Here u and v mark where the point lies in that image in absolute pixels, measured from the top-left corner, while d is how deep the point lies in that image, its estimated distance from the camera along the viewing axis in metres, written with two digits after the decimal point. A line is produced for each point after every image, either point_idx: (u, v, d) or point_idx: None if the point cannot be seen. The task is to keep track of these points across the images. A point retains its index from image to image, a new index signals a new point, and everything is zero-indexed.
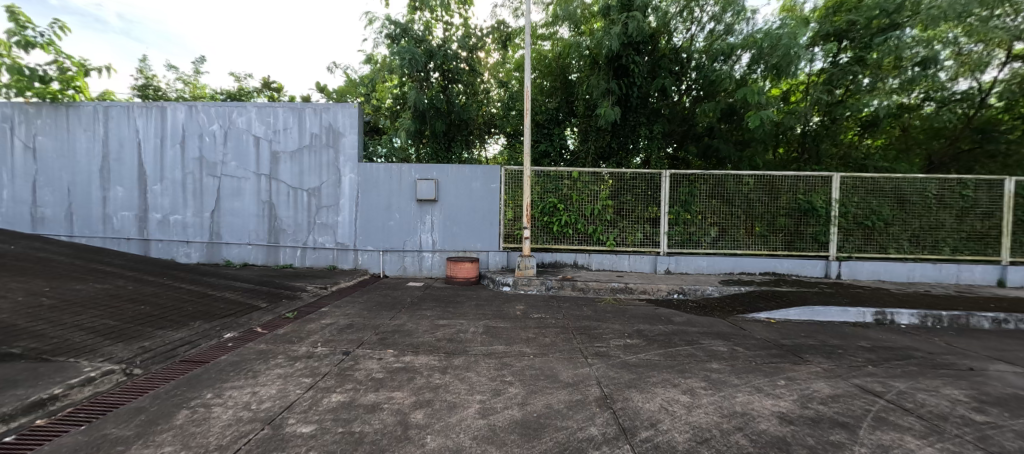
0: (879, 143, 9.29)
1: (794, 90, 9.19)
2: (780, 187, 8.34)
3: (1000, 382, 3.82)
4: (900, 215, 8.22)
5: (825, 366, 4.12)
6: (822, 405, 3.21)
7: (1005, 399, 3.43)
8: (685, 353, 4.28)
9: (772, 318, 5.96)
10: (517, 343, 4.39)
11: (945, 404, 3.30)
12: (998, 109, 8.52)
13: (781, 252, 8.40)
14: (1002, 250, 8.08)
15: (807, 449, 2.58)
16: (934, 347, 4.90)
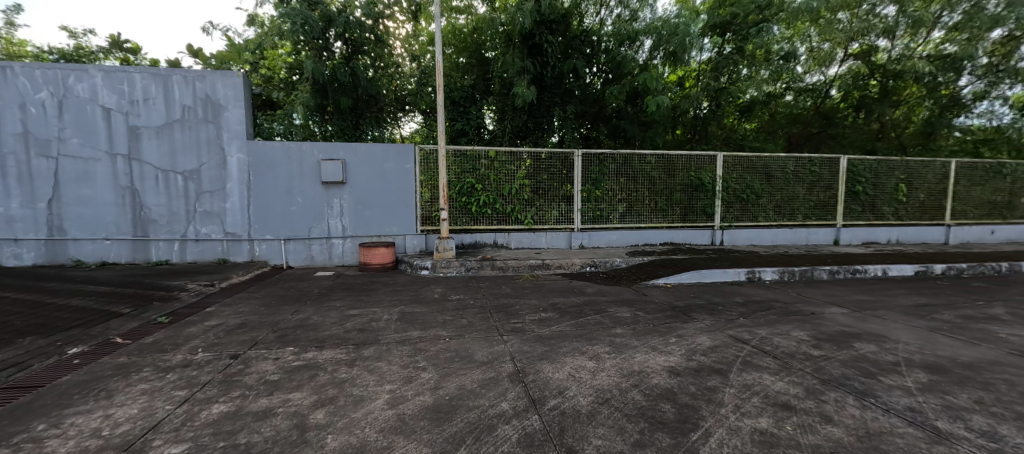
0: (752, 126, 10.65)
1: (688, 76, 10.07)
2: (676, 165, 9.10)
3: (833, 321, 4.65)
4: (768, 189, 9.49)
5: (709, 321, 4.65)
6: (704, 356, 3.60)
7: (837, 336, 4.18)
8: (594, 322, 4.51)
9: (669, 283, 6.59)
10: (433, 326, 4.27)
11: (793, 344, 3.93)
12: (837, 99, 10.27)
13: (678, 225, 9.23)
14: (838, 216, 9.73)
15: (691, 397, 2.88)
16: (789, 297, 5.81)
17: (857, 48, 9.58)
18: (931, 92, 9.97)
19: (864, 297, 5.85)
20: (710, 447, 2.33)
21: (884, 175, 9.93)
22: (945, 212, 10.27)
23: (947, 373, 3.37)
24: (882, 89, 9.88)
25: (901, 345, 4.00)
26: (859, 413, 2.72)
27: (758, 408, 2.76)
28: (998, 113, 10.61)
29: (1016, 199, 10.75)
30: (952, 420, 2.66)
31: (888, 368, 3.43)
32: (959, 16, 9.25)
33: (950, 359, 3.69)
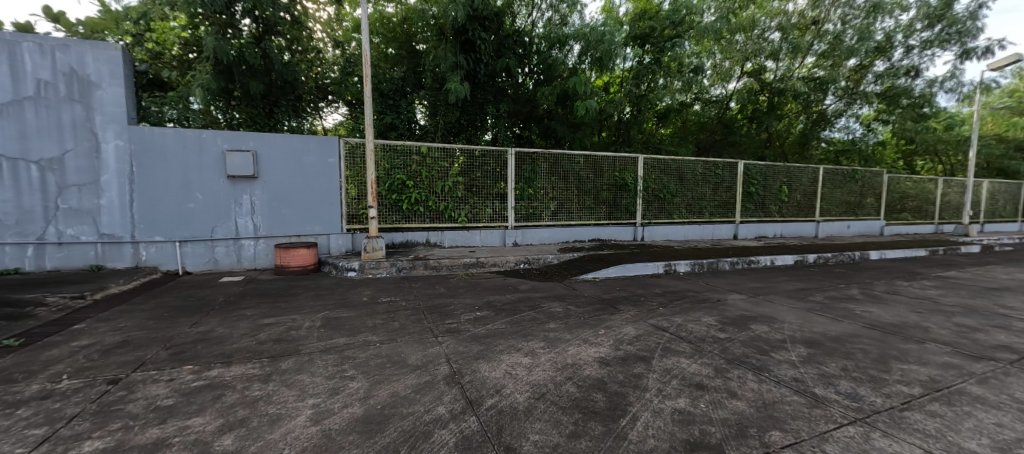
0: (666, 132, 11.59)
1: (613, 82, 10.58)
2: (603, 165, 9.47)
3: (734, 307, 5.18)
4: (681, 189, 10.27)
5: (634, 312, 4.90)
6: (630, 345, 3.77)
7: (739, 320, 4.65)
8: (529, 318, 4.52)
9: (597, 277, 6.83)
10: (362, 332, 3.98)
11: (703, 328, 4.36)
12: (735, 110, 11.65)
13: (604, 222, 9.63)
14: (736, 212, 10.91)
15: (621, 386, 2.98)
16: (699, 286, 6.37)
17: (750, 68, 10.97)
18: (804, 108, 11.68)
19: (757, 283, 6.63)
20: (639, 431, 2.46)
21: (770, 178, 11.31)
22: (816, 210, 12.09)
23: (821, 346, 3.98)
24: (770, 104, 11.28)
25: (787, 324, 4.63)
26: (756, 386, 3.10)
27: (677, 390, 2.97)
28: (855, 131, 12.81)
29: (864, 198, 12.98)
30: (825, 386, 3.16)
31: (777, 345, 3.96)
32: (824, 45, 11.01)
33: (822, 334, 4.35)
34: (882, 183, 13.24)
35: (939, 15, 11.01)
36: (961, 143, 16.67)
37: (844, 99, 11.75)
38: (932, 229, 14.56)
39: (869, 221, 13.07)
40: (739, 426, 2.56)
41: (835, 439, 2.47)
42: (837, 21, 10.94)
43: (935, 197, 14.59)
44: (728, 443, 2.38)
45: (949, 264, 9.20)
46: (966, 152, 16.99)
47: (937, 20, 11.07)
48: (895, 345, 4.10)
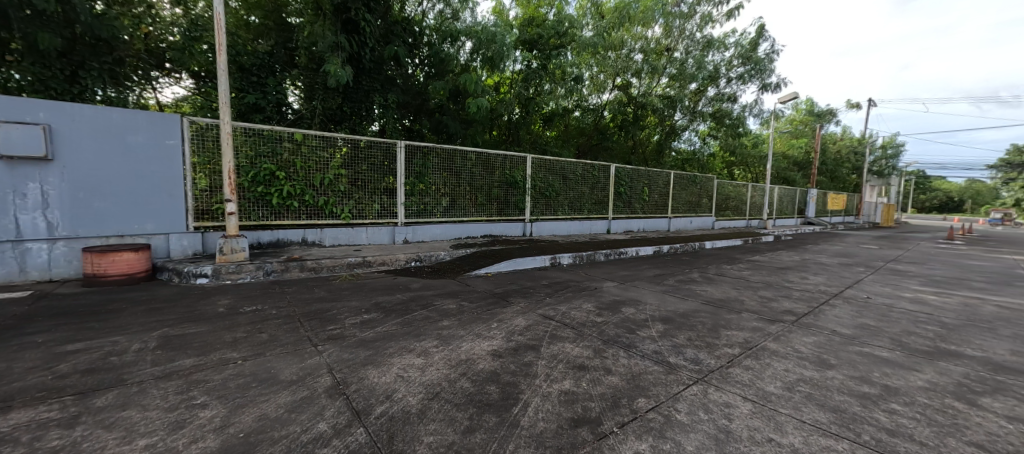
0: (551, 134, 12.38)
1: (503, 83, 10.83)
2: (495, 163, 9.57)
3: (608, 294, 5.69)
4: (564, 188, 10.94)
5: (524, 304, 5.02)
6: (520, 336, 3.83)
7: (613, 307, 5.09)
8: (421, 317, 4.29)
9: (490, 272, 6.85)
10: (218, 349, 3.35)
11: (583, 314, 4.72)
12: (608, 119, 12.93)
13: (496, 218, 9.76)
14: (609, 209, 12.08)
15: (512, 375, 3.00)
16: (580, 277, 6.85)
17: (620, 83, 12.70)
18: (660, 122, 13.62)
19: (626, 272, 7.40)
20: (530, 417, 2.49)
21: (635, 179, 12.75)
22: (667, 207, 14.06)
23: (673, 322, 4.59)
24: (635, 116, 12.82)
25: (649, 306, 5.24)
26: (626, 361, 3.42)
27: (562, 372, 3.10)
28: (695, 143, 15.40)
29: (701, 199, 15.53)
30: (675, 355, 3.64)
31: (641, 324, 4.46)
32: (673, 69, 13.00)
33: (675, 311, 5.02)
34: (712, 188, 15.91)
35: (749, 56, 13.46)
36: (761, 157, 21.83)
37: (689, 115, 13.82)
38: (746, 223, 18.12)
39: (704, 218, 15.60)
40: (613, 398, 2.76)
41: (685, 398, 2.83)
42: (682, 50, 13.08)
43: (750, 198, 18.16)
44: (606, 416, 2.55)
45: (754, 249, 11.51)
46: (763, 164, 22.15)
47: (748, 61, 13.52)
48: (722, 315, 4.94)
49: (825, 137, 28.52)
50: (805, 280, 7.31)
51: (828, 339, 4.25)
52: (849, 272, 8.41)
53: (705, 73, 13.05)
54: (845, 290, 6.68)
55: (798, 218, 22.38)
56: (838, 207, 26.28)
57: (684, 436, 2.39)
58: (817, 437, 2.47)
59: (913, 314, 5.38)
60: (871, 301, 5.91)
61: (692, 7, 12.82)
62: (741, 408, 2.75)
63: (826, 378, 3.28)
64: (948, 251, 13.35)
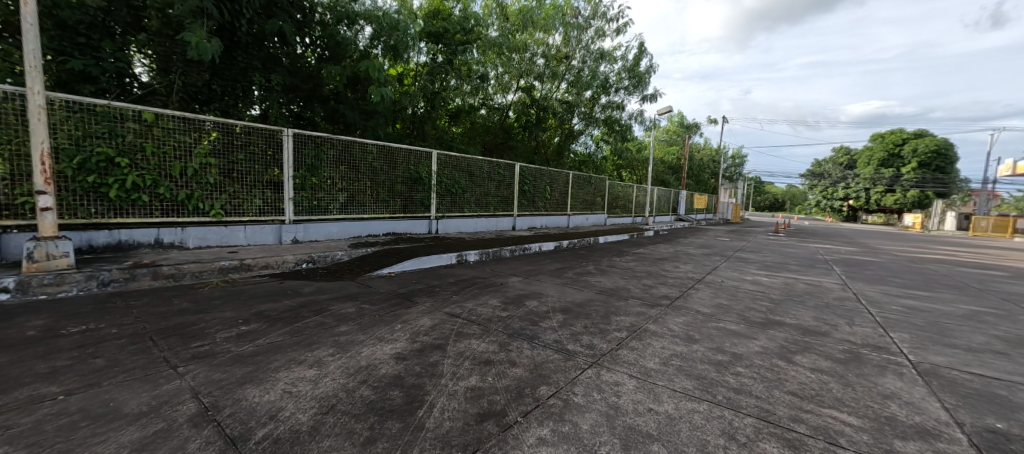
0: (458, 130, 12.31)
1: (406, 74, 10.46)
2: (398, 159, 9.09)
3: (513, 289, 5.75)
4: (471, 185, 10.86)
5: (429, 303, 4.81)
6: (426, 336, 3.64)
7: (517, 301, 5.15)
8: (313, 324, 3.83)
9: (393, 272, 6.46)
10: (28, 384, 2.59)
11: (489, 310, 4.69)
12: (513, 118, 13.34)
13: (399, 215, 9.31)
14: (514, 207, 12.34)
15: (415, 377, 2.81)
16: (486, 273, 6.83)
17: (524, 85, 13.05)
18: (560, 125, 14.44)
19: (529, 266, 7.59)
20: (435, 418, 2.34)
21: (538, 179, 13.16)
22: (566, 205, 14.78)
23: (572, 312, 4.80)
24: (537, 117, 13.50)
25: (551, 298, 5.41)
26: (530, 352, 3.45)
27: (469, 369, 3.00)
28: (590, 146, 16.29)
29: (597, 198, 16.70)
30: (573, 342, 3.78)
31: (543, 316, 4.57)
32: (571, 77, 13.63)
33: (572, 302, 5.25)
34: (605, 188, 17.10)
35: (634, 71, 14.88)
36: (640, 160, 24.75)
37: (585, 120, 14.66)
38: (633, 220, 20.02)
39: (598, 215, 16.78)
40: (517, 389, 2.73)
41: (582, 382, 2.93)
42: (579, 59, 13.93)
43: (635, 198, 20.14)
44: (511, 407, 2.51)
45: (638, 243, 12.70)
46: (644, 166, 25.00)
47: (633, 75, 14.94)
48: (613, 303, 5.30)
49: (687, 146, 32.65)
50: (677, 268, 8.26)
51: (693, 317, 4.82)
52: (709, 260, 9.74)
53: (597, 82, 13.83)
54: (705, 275, 7.72)
55: (673, 216, 25.31)
56: (703, 206, 30.39)
57: (580, 417, 2.44)
58: (684, 402, 2.72)
59: (752, 292, 6.40)
60: (725, 284, 6.90)
61: (586, 20, 13.68)
62: (628, 385, 2.93)
63: (691, 352, 3.67)
64: (780, 242, 16.28)
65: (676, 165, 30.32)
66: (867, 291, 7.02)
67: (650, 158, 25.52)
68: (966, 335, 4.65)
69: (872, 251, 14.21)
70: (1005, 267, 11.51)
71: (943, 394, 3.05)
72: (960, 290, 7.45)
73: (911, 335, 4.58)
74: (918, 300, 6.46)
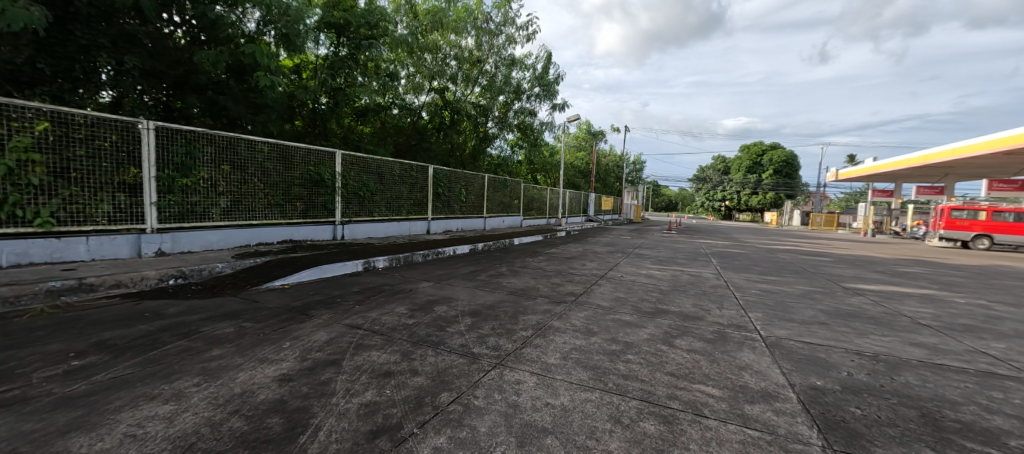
0: (366, 129, 11.97)
1: (305, 67, 10.11)
2: (293, 158, 8.31)
3: (422, 295, 5.59)
4: (381, 188, 10.34)
5: (326, 316, 4.45)
6: (319, 353, 3.35)
7: (425, 307, 5.02)
8: (177, 350, 3.31)
9: (286, 283, 5.84)
10: None
11: (394, 318, 4.48)
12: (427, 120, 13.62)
13: (297, 220, 8.53)
14: (428, 210, 12.06)
15: (301, 399, 2.57)
16: (394, 280, 6.55)
17: (437, 85, 13.60)
18: (475, 128, 14.75)
19: (441, 271, 7.45)
20: (320, 442, 2.17)
21: (453, 181, 13.02)
22: (482, 208, 14.83)
23: (481, 315, 4.80)
24: (451, 120, 13.81)
25: (461, 302, 5.36)
26: (433, 359, 3.37)
27: (364, 384, 2.82)
28: (506, 151, 17.10)
29: (513, 201, 17.02)
30: (479, 345, 3.78)
31: (451, 321, 4.51)
32: (484, 81, 14.41)
33: (482, 304, 5.27)
34: (520, 191, 17.46)
35: (542, 80, 15.84)
36: (553, 165, 26.35)
37: (500, 125, 15.32)
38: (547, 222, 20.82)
39: (514, 217, 17.13)
40: (416, 399, 2.65)
41: (483, 384, 2.94)
42: (492, 64, 14.47)
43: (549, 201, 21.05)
44: (408, 419, 2.42)
45: (549, 243, 13.21)
46: (557, 170, 26.49)
47: (542, 84, 15.85)
48: (522, 302, 5.43)
49: (593, 152, 35.30)
50: (583, 266, 8.74)
51: (594, 311, 5.14)
52: (612, 257, 10.50)
53: (511, 89, 14.92)
54: (610, 271, 8.29)
55: (583, 217, 26.89)
56: (610, 207, 32.89)
57: (478, 420, 2.44)
58: (579, 393, 2.88)
59: (646, 285, 7.04)
60: (624, 279, 7.49)
61: (497, 27, 14.18)
62: (528, 382, 3.02)
63: (589, 344, 3.91)
64: (673, 238, 18.19)
65: (585, 169, 32.63)
66: (736, 279, 8.15)
67: (561, 162, 26.97)
68: (802, 311, 5.65)
69: (742, 245, 16.59)
70: (833, 254, 14.26)
71: (783, 361, 3.66)
72: (802, 275, 9.03)
73: (764, 314, 5.42)
74: (772, 284, 7.68)
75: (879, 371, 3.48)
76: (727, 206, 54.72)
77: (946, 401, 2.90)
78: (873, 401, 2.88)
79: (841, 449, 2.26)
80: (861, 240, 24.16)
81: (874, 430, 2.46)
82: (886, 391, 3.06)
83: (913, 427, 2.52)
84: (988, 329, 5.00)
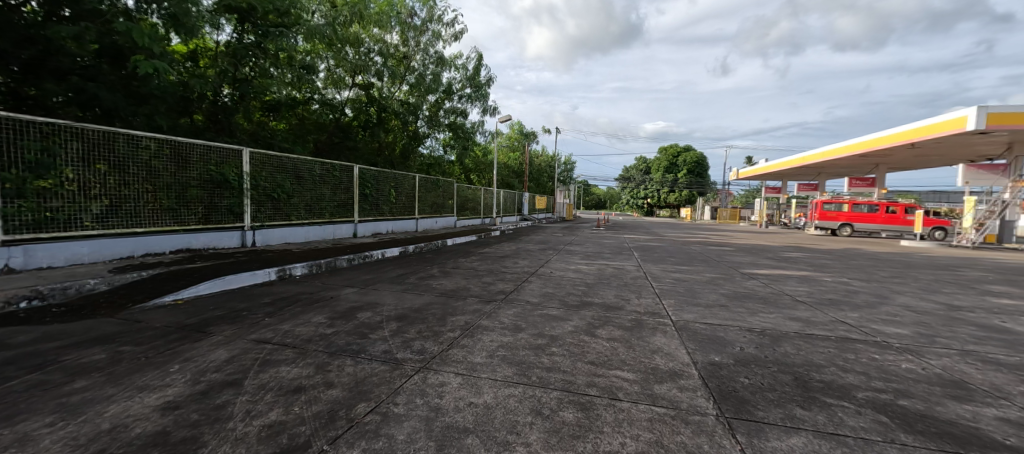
0: (280, 125, 11.24)
1: (203, 53, 9.31)
2: (188, 156, 7.39)
3: (344, 302, 5.27)
4: (297, 189, 9.61)
5: (228, 332, 4.01)
6: (216, 374, 3.00)
7: (346, 314, 4.73)
8: (27, 386, 2.77)
9: (180, 298, 5.14)
10: None
11: (310, 328, 4.17)
12: (351, 118, 13.08)
13: (195, 226, 7.57)
14: (355, 212, 11.44)
15: (188, 428, 2.28)
16: (312, 287, 6.09)
17: (361, 81, 13.07)
18: (403, 127, 14.37)
19: (367, 275, 7.09)
20: None
21: (381, 182, 12.47)
22: (414, 209, 14.38)
23: (408, 318, 4.63)
24: (378, 118, 13.34)
25: (388, 306, 5.13)
26: (352, 369, 3.18)
27: (269, 403, 2.59)
28: (438, 151, 16.80)
29: (446, 201, 16.73)
30: (404, 350, 3.65)
31: (375, 327, 4.30)
32: (412, 79, 14.07)
33: (410, 308, 5.10)
34: (453, 191, 17.23)
35: (472, 80, 15.85)
36: (488, 166, 26.57)
37: (430, 124, 15.07)
38: (482, 222, 20.84)
39: (448, 217, 16.86)
40: (328, 414, 2.48)
41: (405, 390, 2.84)
42: (419, 63, 14.23)
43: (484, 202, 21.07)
44: (317, 436, 2.26)
45: (483, 243, 13.20)
46: (491, 171, 26.70)
47: (473, 85, 15.87)
48: (451, 303, 5.34)
49: (524, 152, 36.09)
50: (516, 264, 8.84)
51: (523, 308, 5.22)
52: (543, 254, 10.77)
53: (440, 87, 14.79)
54: (541, 268, 8.49)
55: (518, 216, 27.33)
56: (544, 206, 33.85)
57: (397, 428, 2.35)
58: (504, 389, 2.90)
59: (573, 280, 7.32)
60: (553, 274, 7.72)
61: (423, 23, 13.93)
62: (452, 383, 2.98)
63: (516, 340, 3.96)
64: (601, 234, 19.17)
65: (518, 169, 33.27)
66: (654, 269, 8.77)
67: (494, 162, 27.16)
68: (709, 295, 6.25)
69: (660, 238, 17.96)
70: (735, 243, 15.97)
71: (689, 342, 4.01)
72: (711, 263, 9.99)
73: (677, 300, 5.91)
74: (684, 273, 8.40)
75: (767, 343, 3.95)
76: (649, 204, 59.17)
77: (814, 365, 3.37)
78: (759, 370, 3.26)
79: (732, 415, 2.53)
80: (759, 231, 27.41)
81: (758, 396, 2.78)
82: (770, 360, 3.48)
83: (788, 389, 2.89)
84: (848, 302, 5.94)
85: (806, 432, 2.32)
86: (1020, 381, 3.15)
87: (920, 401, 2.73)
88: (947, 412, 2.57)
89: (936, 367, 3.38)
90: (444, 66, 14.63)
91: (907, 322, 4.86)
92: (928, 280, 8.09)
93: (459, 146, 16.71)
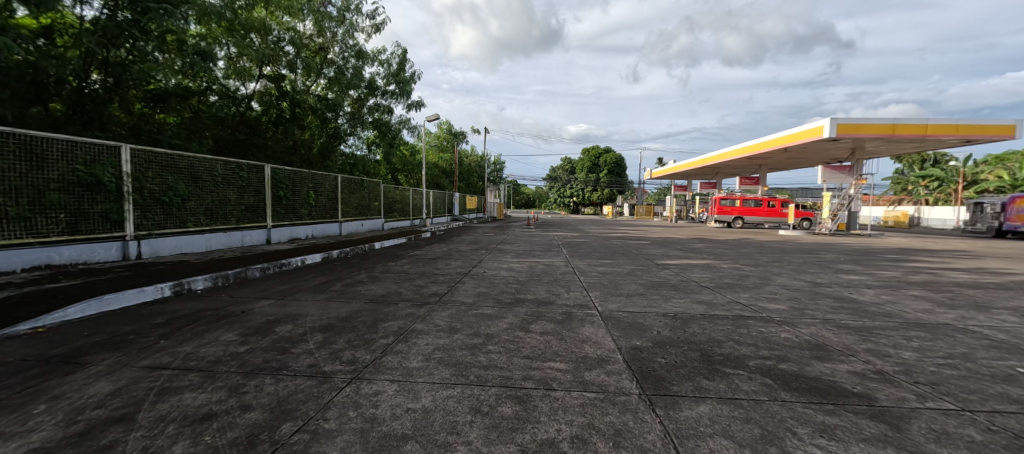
0: (168, 117, 9.98)
1: (63, 32, 7.94)
2: (46, 155, 6.28)
3: (258, 316, 4.87)
4: (194, 191, 8.64)
5: (112, 360, 3.52)
6: (99, 410, 2.64)
7: (260, 329, 4.39)
8: None
9: (40, 325, 4.35)
10: None
11: (219, 348, 3.82)
12: (258, 112, 12.10)
13: (57, 237, 6.45)
14: (268, 217, 10.57)
15: None
16: (218, 302, 5.53)
17: (270, 73, 12.07)
18: (322, 124, 13.56)
19: (284, 285, 6.60)
20: None
21: (297, 183, 11.65)
22: (336, 212, 13.61)
23: (334, 328, 4.43)
24: (291, 113, 12.45)
25: (310, 317, 4.85)
26: (272, 388, 3.00)
27: (172, 436, 2.35)
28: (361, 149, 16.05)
29: (372, 203, 16.04)
30: (332, 362, 3.51)
31: (296, 340, 4.05)
32: (330, 72, 13.31)
33: (335, 317, 4.87)
34: (379, 192, 16.59)
35: (396, 75, 15.39)
36: (416, 166, 26.04)
37: (352, 121, 14.37)
38: (412, 224, 20.33)
39: (374, 220, 16.18)
40: (248, 439, 2.33)
41: (336, 404, 2.76)
42: (337, 55, 13.49)
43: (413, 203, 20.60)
44: None
45: (412, 245, 12.92)
46: (420, 172, 26.19)
47: (398, 81, 15.40)
48: (381, 310, 5.19)
49: (452, 152, 35.85)
50: (448, 266, 8.79)
51: (457, 309, 5.25)
52: (474, 254, 10.84)
53: (362, 83, 14.16)
54: (473, 268, 8.55)
55: (449, 217, 27.12)
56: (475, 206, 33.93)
57: (329, 444, 2.29)
58: (441, 391, 2.94)
59: (506, 278, 7.49)
60: (485, 274, 7.82)
61: (339, 12, 13.21)
62: (388, 391, 2.94)
63: (451, 342, 3.99)
64: (530, 233, 19.76)
65: (447, 169, 32.99)
66: (580, 264, 9.29)
67: (423, 162, 26.71)
68: (629, 286, 6.78)
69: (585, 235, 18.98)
70: (651, 237, 17.42)
71: (614, 329, 4.37)
72: (631, 256, 10.82)
73: (601, 291, 6.36)
74: (607, 266, 9.02)
75: (677, 326, 4.44)
76: (573, 202, 61.99)
77: (716, 341, 3.87)
78: (672, 350, 3.67)
79: (652, 392, 2.84)
80: (670, 225, 30.03)
81: (672, 372, 3.15)
82: (681, 340, 3.93)
83: (695, 364, 3.30)
84: (741, 284, 6.85)
85: (710, 400, 2.68)
86: (863, 340, 3.92)
87: (794, 363, 3.28)
88: (814, 371, 3.13)
89: (807, 334, 4.07)
90: (365, 59, 14.01)
91: (786, 298, 5.74)
92: (800, 262, 9.59)
93: (384, 145, 16.13)
